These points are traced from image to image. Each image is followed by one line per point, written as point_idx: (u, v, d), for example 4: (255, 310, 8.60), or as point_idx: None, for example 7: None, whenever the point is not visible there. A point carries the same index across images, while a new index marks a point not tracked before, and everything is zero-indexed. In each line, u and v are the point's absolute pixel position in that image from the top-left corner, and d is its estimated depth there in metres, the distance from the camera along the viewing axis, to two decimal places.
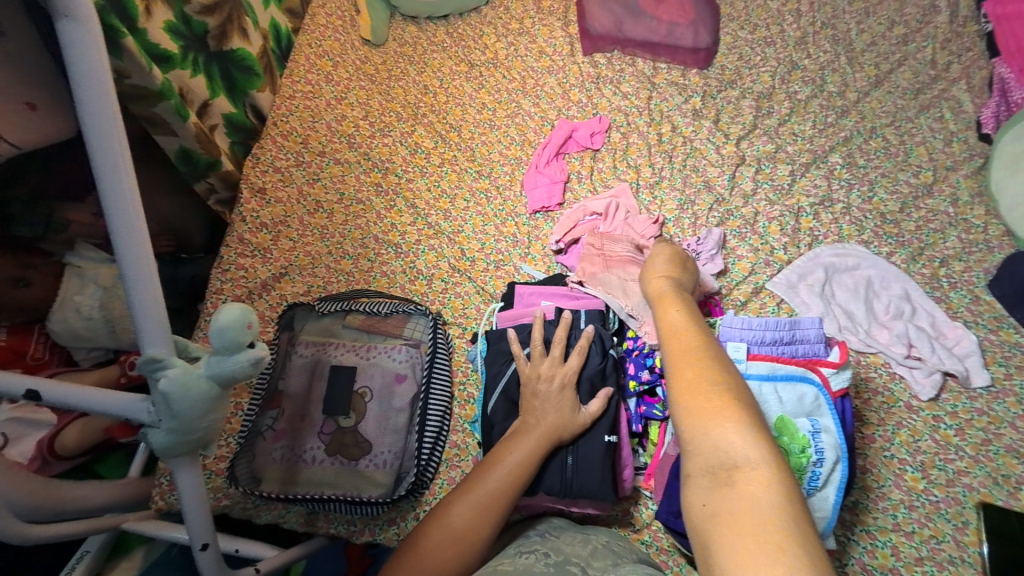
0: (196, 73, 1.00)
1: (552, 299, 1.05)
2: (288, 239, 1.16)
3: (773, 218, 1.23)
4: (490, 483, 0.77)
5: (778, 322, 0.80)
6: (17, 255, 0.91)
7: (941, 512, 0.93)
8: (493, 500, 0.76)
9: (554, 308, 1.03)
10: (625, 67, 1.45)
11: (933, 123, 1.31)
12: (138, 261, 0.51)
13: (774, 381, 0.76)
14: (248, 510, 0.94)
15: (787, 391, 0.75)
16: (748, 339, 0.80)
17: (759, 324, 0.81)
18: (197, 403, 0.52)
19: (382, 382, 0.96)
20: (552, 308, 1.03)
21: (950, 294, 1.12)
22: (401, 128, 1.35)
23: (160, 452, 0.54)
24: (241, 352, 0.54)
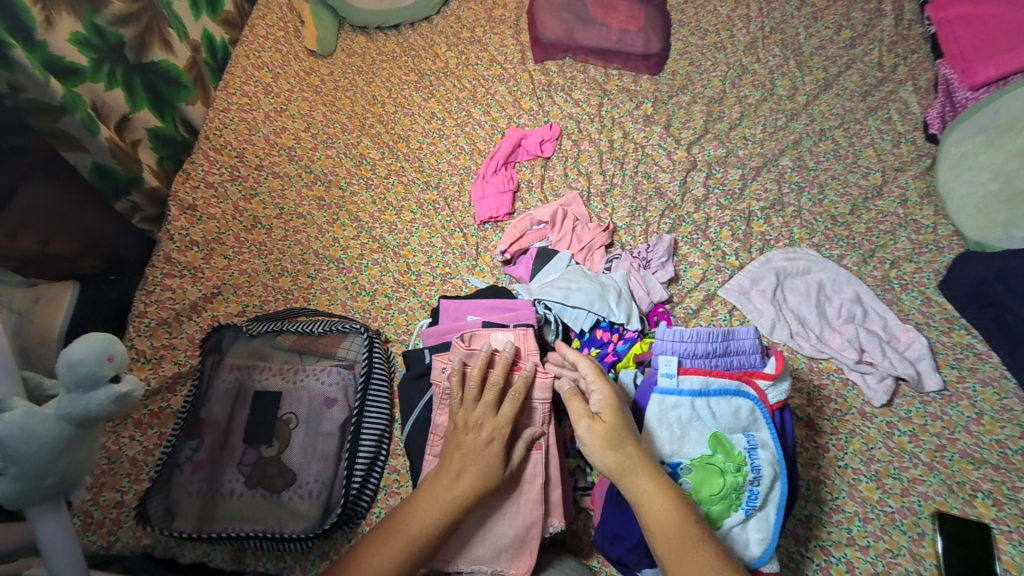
0: (112, 87, 1.00)
1: (479, 313, 0.98)
2: (222, 256, 1.12)
3: (725, 223, 1.21)
4: (411, 527, 0.66)
5: (710, 333, 0.75)
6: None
7: (897, 523, 0.89)
8: (405, 553, 0.65)
9: (478, 321, 0.96)
10: (577, 74, 1.43)
11: (882, 125, 1.31)
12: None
13: (705, 395, 0.72)
14: (172, 548, 0.87)
15: (721, 404, 0.71)
16: (678, 351, 0.76)
17: (691, 336, 0.75)
18: (46, 444, 0.47)
19: (310, 406, 0.91)
20: (477, 322, 0.95)
21: (902, 296, 1.11)
22: (346, 139, 1.31)
23: (9, 505, 0.48)
24: (101, 386, 0.49)
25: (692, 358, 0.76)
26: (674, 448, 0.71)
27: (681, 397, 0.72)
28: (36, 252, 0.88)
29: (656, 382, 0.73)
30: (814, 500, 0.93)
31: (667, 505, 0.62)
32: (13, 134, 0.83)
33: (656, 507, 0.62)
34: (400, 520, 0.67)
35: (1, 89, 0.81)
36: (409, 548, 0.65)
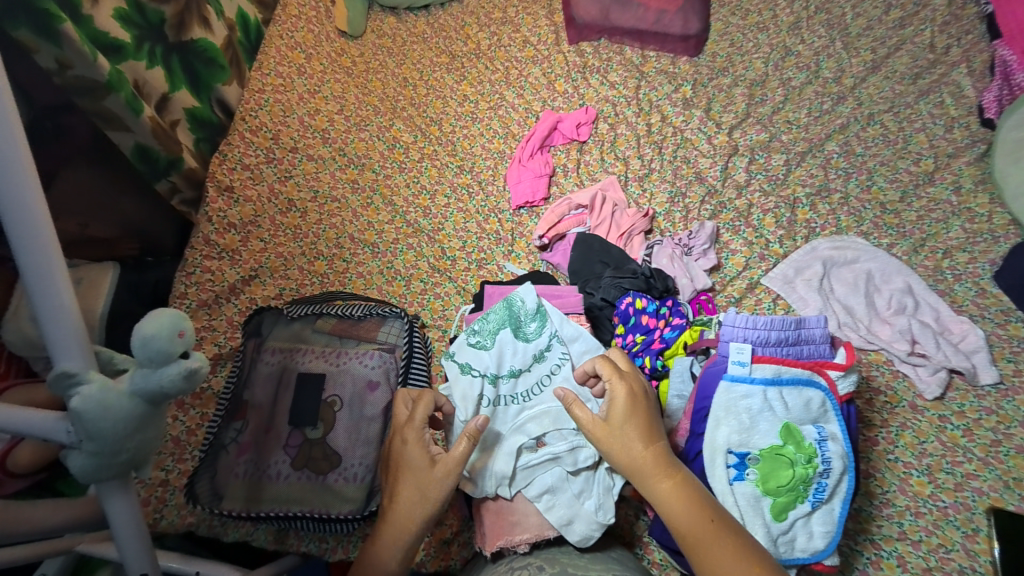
0: (153, 65, 0.99)
1: None
2: (258, 239, 1.11)
3: (768, 210, 1.17)
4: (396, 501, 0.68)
5: (783, 320, 0.73)
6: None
7: (950, 519, 0.87)
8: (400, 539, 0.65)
9: None
10: (613, 57, 1.39)
11: (933, 109, 1.26)
12: (36, 244, 0.45)
13: (778, 384, 0.71)
14: (215, 527, 0.88)
15: (794, 396, 0.70)
16: (752, 338, 0.73)
17: (763, 323, 0.73)
18: (119, 422, 0.47)
19: (353, 390, 0.91)
20: None
21: (954, 287, 1.07)
22: (378, 122, 1.29)
23: (83, 479, 0.49)
24: (172, 363, 0.49)
25: (764, 346, 0.74)
26: (742, 438, 0.70)
27: (753, 386, 0.71)
28: (77, 234, 0.89)
29: (726, 369, 0.72)
30: (864, 494, 0.90)
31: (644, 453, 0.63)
32: (57, 114, 0.85)
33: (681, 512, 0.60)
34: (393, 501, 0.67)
35: (48, 67, 0.82)
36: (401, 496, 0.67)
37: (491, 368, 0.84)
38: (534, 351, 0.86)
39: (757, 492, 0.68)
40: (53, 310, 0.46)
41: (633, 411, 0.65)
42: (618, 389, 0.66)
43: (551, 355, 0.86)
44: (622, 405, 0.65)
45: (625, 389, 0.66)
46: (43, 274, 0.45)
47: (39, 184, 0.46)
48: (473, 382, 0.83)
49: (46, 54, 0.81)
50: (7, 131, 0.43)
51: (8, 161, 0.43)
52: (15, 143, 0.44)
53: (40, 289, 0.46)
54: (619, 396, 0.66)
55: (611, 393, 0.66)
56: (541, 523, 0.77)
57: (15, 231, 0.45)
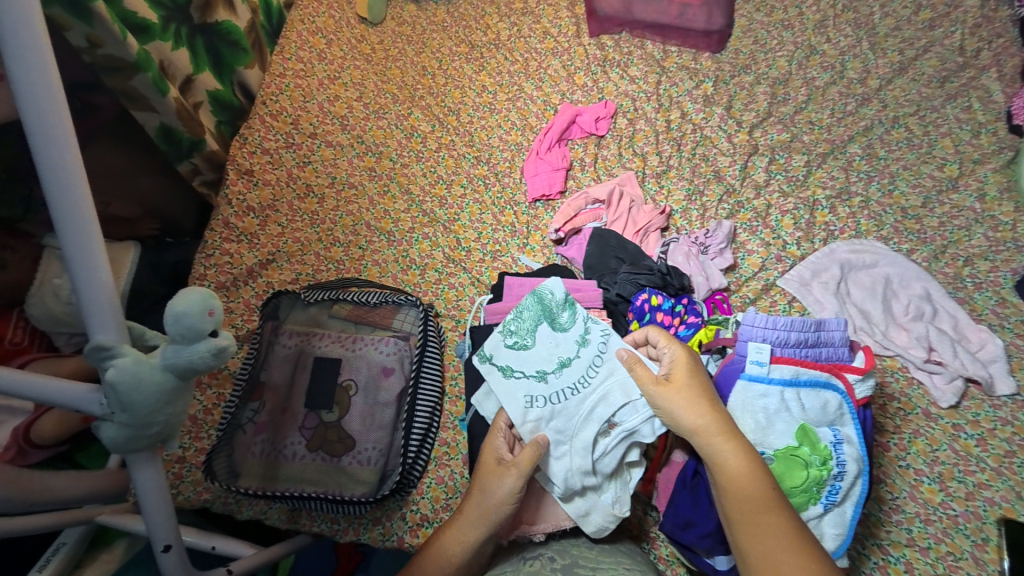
0: (178, 46, 1.00)
1: None
2: (276, 224, 1.12)
3: (787, 211, 1.16)
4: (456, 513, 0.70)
5: (804, 322, 0.73)
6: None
7: (960, 527, 0.87)
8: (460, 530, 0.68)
9: None
10: (634, 50, 1.38)
11: (960, 113, 1.23)
12: (77, 218, 0.47)
13: (795, 385, 0.71)
14: (230, 505, 0.90)
15: (811, 397, 0.70)
16: (771, 339, 0.73)
17: (784, 324, 0.73)
18: (151, 395, 0.48)
19: (368, 375, 0.92)
20: None
21: (974, 295, 1.06)
22: (397, 110, 1.29)
23: (115, 448, 0.51)
24: (201, 340, 0.50)
25: (783, 347, 0.73)
26: (757, 437, 0.70)
27: (770, 386, 0.71)
28: (101, 212, 0.92)
29: (742, 368, 0.73)
30: (873, 499, 0.90)
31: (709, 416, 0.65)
32: (86, 93, 0.86)
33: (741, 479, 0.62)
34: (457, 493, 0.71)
35: (78, 44, 0.82)
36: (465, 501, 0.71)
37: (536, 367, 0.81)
38: (574, 338, 0.83)
39: None
40: (90, 283, 0.47)
41: (694, 372, 0.70)
42: (679, 352, 0.72)
43: (591, 336, 0.82)
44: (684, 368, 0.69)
45: (685, 353, 0.72)
46: (83, 248, 0.47)
47: (81, 161, 0.47)
48: (518, 384, 0.81)
49: (77, 31, 0.80)
50: (53, 110, 0.45)
51: (52, 136, 0.45)
52: (60, 120, 0.45)
53: (79, 263, 0.47)
54: (681, 356, 0.71)
55: (670, 356, 0.72)
56: (556, 513, 0.79)
57: (56, 206, 0.46)
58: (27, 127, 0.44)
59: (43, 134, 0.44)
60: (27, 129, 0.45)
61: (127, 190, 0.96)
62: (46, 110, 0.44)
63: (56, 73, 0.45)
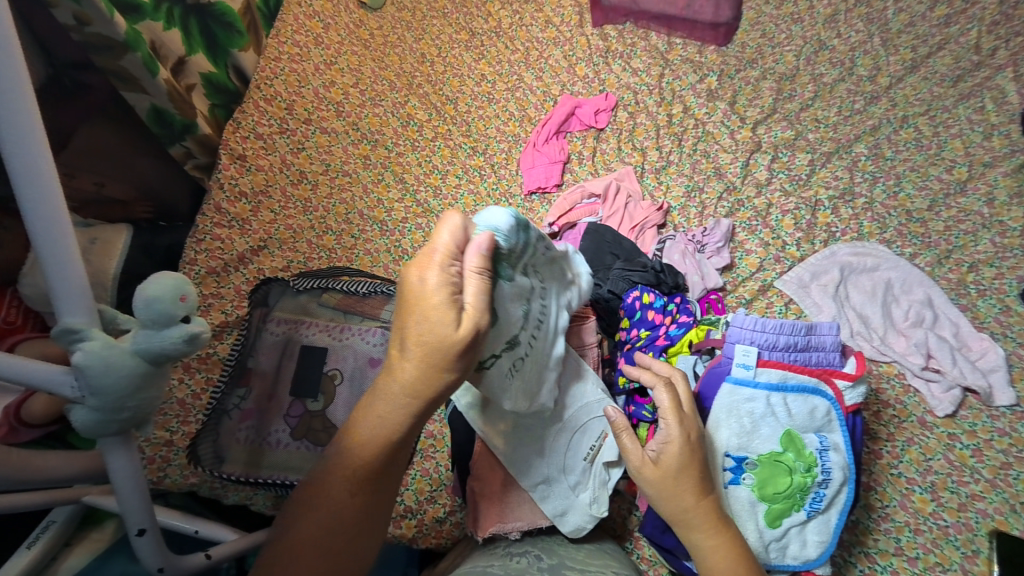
0: (170, 27, 0.98)
1: None
2: (269, 210, 1.11)
3: (788, 210, 1.13)
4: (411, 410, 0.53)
5: (795, 325, 0.71)
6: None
7: (950, 538, 0.86)
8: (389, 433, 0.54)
9: None
10: (637, 42, 1.34)
11: (972, 114, 1.19)
12: (44, 200, 0.46)
13: (783, 390, 0.69)
14: (217, 490, 0.91)
15: (799, 403, 0.69)
16: (761, 342, 0.71)
17: (774, 327, 0.71)
18: (122, 379, 0.48)
19: (355, 365, 0.91)
20: None
21: (977, 303, 1.03)
22: (394, 98, 1.27)
23: (87, 433, 0.50)
24: (173, 326, 0.50)
25: (772, 351, 0.72)
26: (743, 442, 0.69)
27: (757, 390, 0.70)
28: (93, 193, 0.93)
29: (729, 371, 0.72)
30: (863, 506, 0.89)
31: (691, 501, 0.62)
32: (77, 72, 0.87)
33: (718, 564, 0.61)
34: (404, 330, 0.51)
35: (66, 22, 0.81)
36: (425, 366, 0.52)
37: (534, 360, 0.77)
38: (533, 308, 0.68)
39: (753, 497, 0.67)
40: (60, 266, 0.47)
41: (692, 455, 0.63)
42: (677, 432, 0.63)
43: (536, 257, 0.66)
44: (677, 456, 0.62)
45: (683, 431, 0.63)
46: (49, 228, 0.46)
47: (45, 140, 0.46)
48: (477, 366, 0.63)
49: (65, 9, 0.79)
50: (16, 87, 0.43)
51: (13, 110, 0.43)
52: (23, 97, 0.44)
53: (45, 244, 0.46)
54: (675, 436, 0.63)
55: (666, 437, 0.63)
56: (535, 510, 0.78)
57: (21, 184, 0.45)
58: None
59: (5, 111, 0.43)
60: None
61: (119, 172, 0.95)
62: (7, 86, 0.43)
63: (18, 48, 0.43)
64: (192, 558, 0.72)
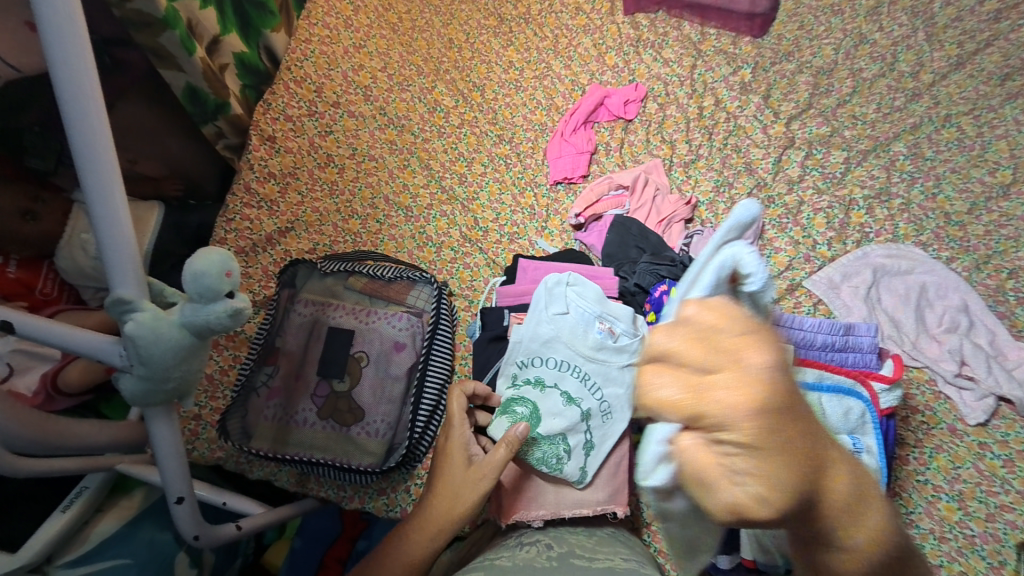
0: (206, 6, 0.98)
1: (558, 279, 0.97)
2: (296, 192, 1.12)
3: (820, 209, 1.11)
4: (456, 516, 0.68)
5: (832, 325, 0.71)
6: (28, 185, 0.81)
7: (976, 548, 0.84)
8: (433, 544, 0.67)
9: None
10: (670, 31, 1.31)
11: (1020, 115, 1.14)
12: (102, 173, 0.47)
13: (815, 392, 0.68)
14: (242, 464, 0.93)
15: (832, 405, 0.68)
16: (798, 338, 0.71)
17: (810, 325, 0.71)
18: (169, 350, 0.49)
19: (381, 348, 0.92)
20: None
21: (1016, 311, 1.00)
22: (421, 83, 1.26)
23: (133, 401, 0.52)
24: (218, 301, 0.50)
25: (809, 348, 0.71)
26: None
27: (792, 390, 0.69)
28: (128, 169, 0.94)
29: None
30: None
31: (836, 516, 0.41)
32: (116, 49, 0.88)
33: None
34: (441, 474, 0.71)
35: None
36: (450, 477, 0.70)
37: (552, 341, 0.86)
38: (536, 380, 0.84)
39: None
40: (112, 236, 0.47)
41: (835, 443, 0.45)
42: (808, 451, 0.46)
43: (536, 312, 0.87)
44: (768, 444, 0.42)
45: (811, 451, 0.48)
46: (105, 199, 0.47)
47: (105, 116, 0.47)
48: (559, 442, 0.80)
49: None
50: (81, 61, 0.44)
51: (74, 80, 0.44)
52: (86, 70, 0.44)
53: (99, 214, 0.47)
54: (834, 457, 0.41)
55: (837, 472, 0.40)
56: (558, 502, 0.79)
57: (80, 155, 0.46)
58: (53, 76, 0.44)
59: (69, 83, 0.44)
60: (52, 77, 0.44)
61: (151, 149, 0.97)
62: (70, 57, 0.43)
63: (83, 22, 0.44)
64: (223, 528, 0.75)
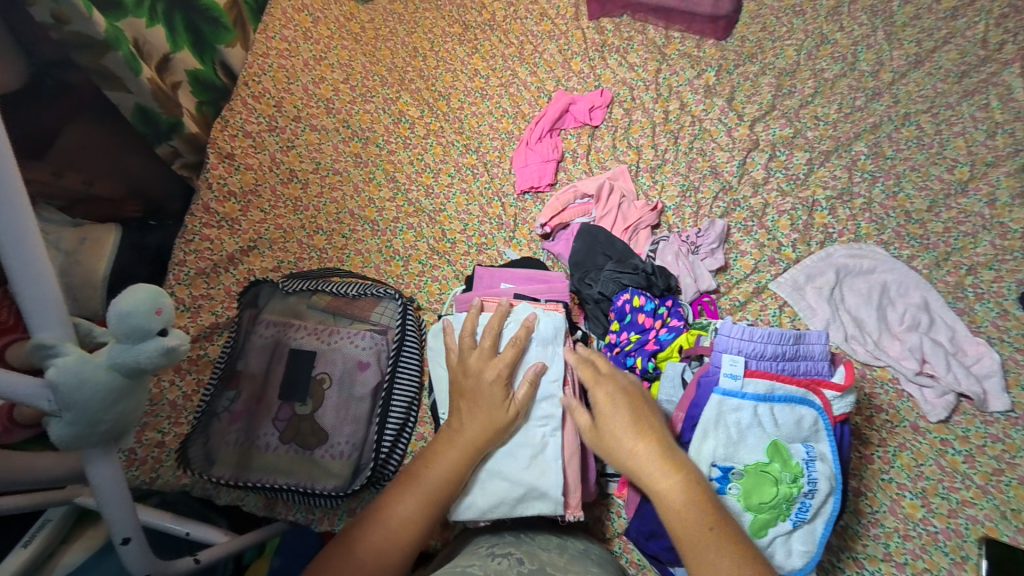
0: (153, 23, 0.98)
1: (512, 282, 0.97)
2: (258, 209, 1.10)
3: (785, 211, 1.11)
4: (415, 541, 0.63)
5: (782, 334, 0.71)
6: None
7: (939, 544, 0.85)
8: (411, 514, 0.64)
9: (511, 291, 0.94)
10: (634, 35, 1.31)
11: (977, 112, 1.16)
12: (13, 215, 0.44)
13: (771, 401, 0.68)
14: (208, 490, 0.92)
15: (785, 412, 0.68)
16: (748, 349, 0.71)
17: (761, 335, 0.71)
18: (98, 393, 0.48)
19: (344, 368, 0.91)
20: (509, 291, 0.95)
21: (975, 306, 1.02)
22: (385, 94, 1.25)
23: (65, 446, 0.50)
24: (149, 339, 0.49)
25: (759, 359, 0.71)
26: (728, 452, 0.69)
27: (744, 400, 0.69)
28: (82, 191, 0.91)
29: (717, 381, 0.71)
30: (852, 511, 0.89)
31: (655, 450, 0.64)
32: (60, 71, 0.85)
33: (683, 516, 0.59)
34: (420, 472, 0.68)
35: (44, 21, 0.80)
36: (434, 494, 0.66)
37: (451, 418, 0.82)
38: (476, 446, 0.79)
39: (739, 506, 0.67)
40: (31, 281, 0.46)
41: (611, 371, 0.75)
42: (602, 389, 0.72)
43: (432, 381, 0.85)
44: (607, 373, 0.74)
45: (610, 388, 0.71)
46: (19, 244, 0.45)
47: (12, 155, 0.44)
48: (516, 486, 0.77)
49: (42, 7, 0.79)
50: None
51: None
52: None
53: (15, 259, 0.45)
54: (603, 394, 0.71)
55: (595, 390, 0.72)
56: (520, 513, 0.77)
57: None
58: None
59: None
60: None
61: (103, 171, 0.94)
62: None
63: None
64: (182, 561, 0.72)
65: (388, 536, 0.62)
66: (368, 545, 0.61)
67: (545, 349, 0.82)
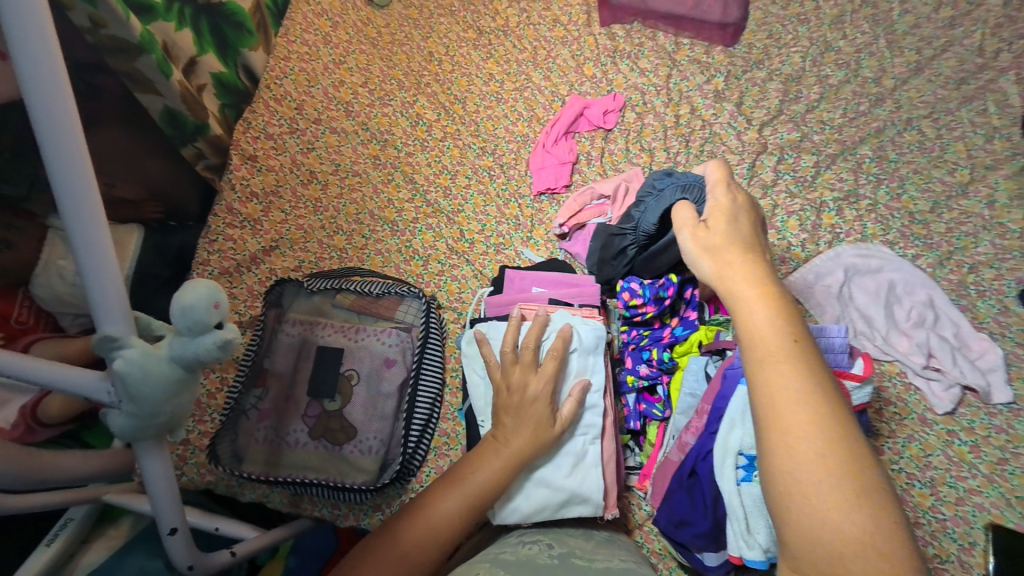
0: (181, 27, 0.99)
1: (544, 285, 1.00)
2: (279, 210, 1.12)
3: (794, 212, 1.15)
4: (459, 536, 0.68)
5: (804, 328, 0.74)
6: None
7: (948, 531, 0.89)
8: (454, 519, 0.68)
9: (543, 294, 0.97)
10: (645, 42, 1.34)
11: (975, 117, 1.21)
12: (84, 214, 0.47)
13: None
14: (233, 487, 0.92)
15: None
16: None
17: None
18: (160, 386, 0.49)
19: (371, 366, 0.93)
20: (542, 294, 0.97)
21: (977, 303, 1.06)
22: (402, 97, 1.27)
23: (123, 437, 0.52)
24: (208, 333, 0.51)
25: None
26: None
27: None
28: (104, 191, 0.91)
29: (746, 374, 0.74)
30: None
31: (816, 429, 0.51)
32: (90, 74, 0.84)
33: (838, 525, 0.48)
34: (467, 474, 0.72)
35: (82, 25, 0.81)
36: (478, 498, 0.70)
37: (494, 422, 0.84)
38: None
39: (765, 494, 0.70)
40: (98, 275, 0.48)
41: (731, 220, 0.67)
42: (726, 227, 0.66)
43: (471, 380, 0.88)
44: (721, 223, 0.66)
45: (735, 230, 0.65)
46: (90, 241, 0.48)
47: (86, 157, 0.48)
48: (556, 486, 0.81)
49: (80, 11, 0.79)
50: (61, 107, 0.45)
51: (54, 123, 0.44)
52: (67, 117, 0.45)
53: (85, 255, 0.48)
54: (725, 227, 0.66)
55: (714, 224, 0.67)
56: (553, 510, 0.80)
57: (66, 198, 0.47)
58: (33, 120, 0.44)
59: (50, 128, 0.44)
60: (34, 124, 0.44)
61: (129, 171, 0.95)
62: (53, 104, 0.44)
63: (62, 70, 0.45)
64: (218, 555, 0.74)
65: (428, 532, 0.66)
66: (410, 540, 0.65)
67: (586, 359, 0.85)
